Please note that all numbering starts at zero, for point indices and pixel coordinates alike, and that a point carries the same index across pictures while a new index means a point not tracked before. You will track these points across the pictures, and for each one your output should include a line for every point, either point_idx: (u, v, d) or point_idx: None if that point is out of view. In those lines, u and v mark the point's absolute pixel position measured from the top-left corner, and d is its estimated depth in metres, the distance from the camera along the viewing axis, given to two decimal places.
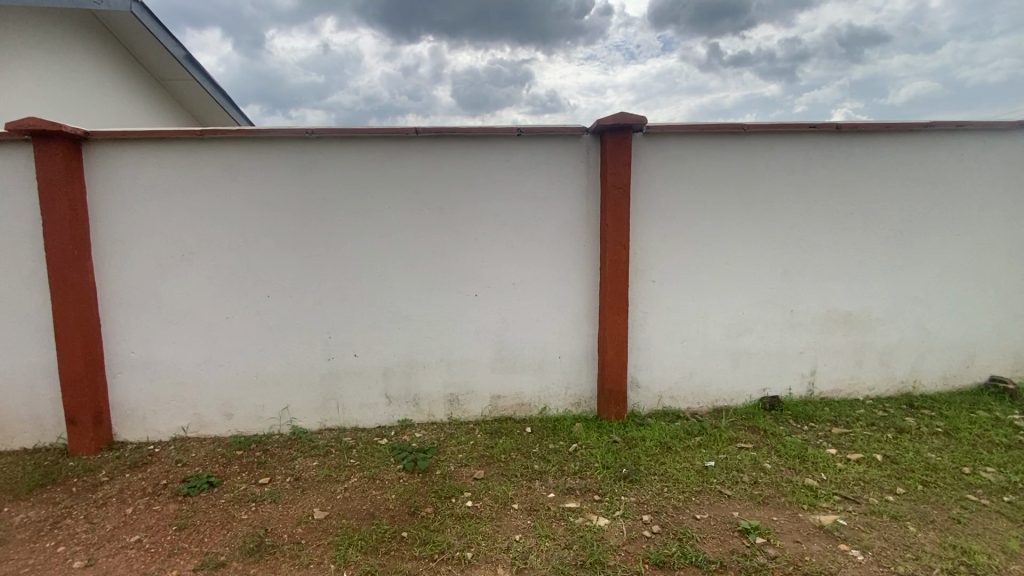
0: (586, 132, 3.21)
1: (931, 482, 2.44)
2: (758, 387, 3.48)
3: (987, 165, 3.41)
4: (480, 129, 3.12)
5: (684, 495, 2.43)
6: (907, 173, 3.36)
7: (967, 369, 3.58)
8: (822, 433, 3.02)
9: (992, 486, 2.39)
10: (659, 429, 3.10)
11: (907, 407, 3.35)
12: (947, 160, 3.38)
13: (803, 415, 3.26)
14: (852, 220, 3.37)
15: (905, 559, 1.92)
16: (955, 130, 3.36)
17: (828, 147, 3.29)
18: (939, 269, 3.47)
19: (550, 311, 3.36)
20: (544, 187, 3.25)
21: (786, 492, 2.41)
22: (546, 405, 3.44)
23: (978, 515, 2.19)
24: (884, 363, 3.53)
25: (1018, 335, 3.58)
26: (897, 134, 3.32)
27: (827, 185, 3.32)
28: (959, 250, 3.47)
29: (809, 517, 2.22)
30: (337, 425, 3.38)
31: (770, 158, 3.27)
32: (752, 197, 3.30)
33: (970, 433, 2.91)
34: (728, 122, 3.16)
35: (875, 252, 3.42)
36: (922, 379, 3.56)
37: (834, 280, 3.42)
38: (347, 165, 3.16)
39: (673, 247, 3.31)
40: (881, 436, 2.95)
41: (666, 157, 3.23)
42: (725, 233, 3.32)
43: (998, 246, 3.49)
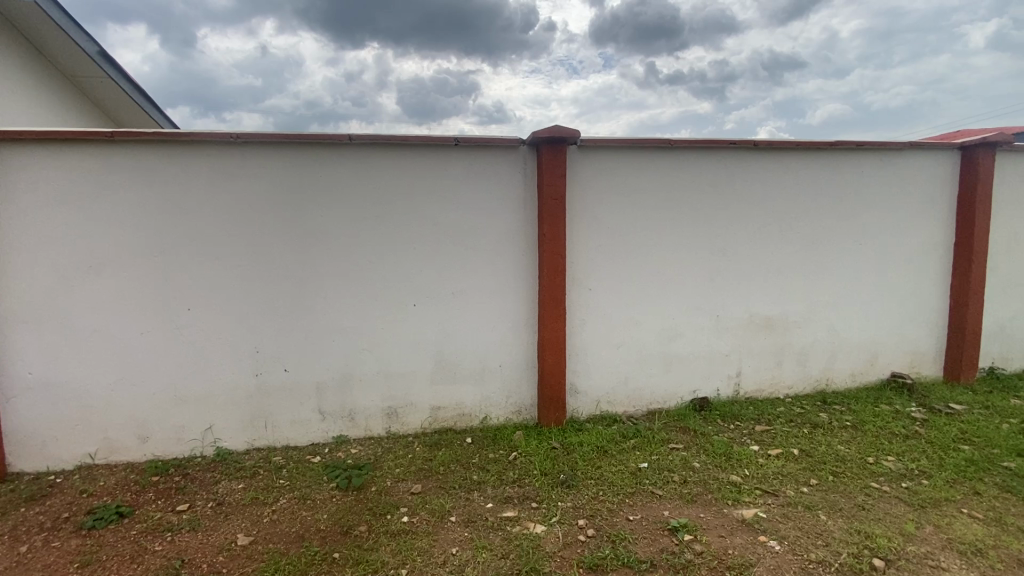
0: (524, 144, 3.26)
1: (840, 472, 2.64)
2: (689, 390, 3.64)
3: (884, 181, 3.75)
4: (416, 138, 3.10)
5: (619, 498, 2.49)
6: (816, 188, 3.65)
7: (872, 367, 3.91)
8: (747, 431, 3.20)
9: (891, 473, 2.61)
10: (596, 434, 3.17)
11: (821, 403, 3.61)
12: (850, 176, 3.70)
13: (729, 414, 3.44)
14: (770, 231, 3.62)
15: (816, 546, 2.06)
16: (856, 149, 3.68)
17: (747, 163, 3.52)
18: (846, 276, 3.78)
19: (490, 321, 3.36)
20: (482, 196, 3.27)
21: (712, 489, 2.53)
22: (487, 414, 3.43)
23: (879, 500, 2.38)
24: (801, 363, 3.79)
25: (914, 334, 3.95)
26: (807, 152, 3.60)
27: (747, 198, 3.55)
28: (862, 257, 3.79)
29: (733, 511, 2.33)
30: (266, 444, 3.21)
31: (696, 172, 3.45)
32: (681, 208, 3.46)
33: (875, 425, 3.18)
34: (656, 138, 3.30)
35: (791, 260, 3.68)
36: (834, 377, 3.85)
37: (755, 286, 3.65)
38: (277, 171, 3.04)
39: (607, 256, 3.41)
40: (798, 431, 3.17)
41: (600, 170, 3.33)
42: (657, 242, 3.46)
43: (895, 254, 3.84)
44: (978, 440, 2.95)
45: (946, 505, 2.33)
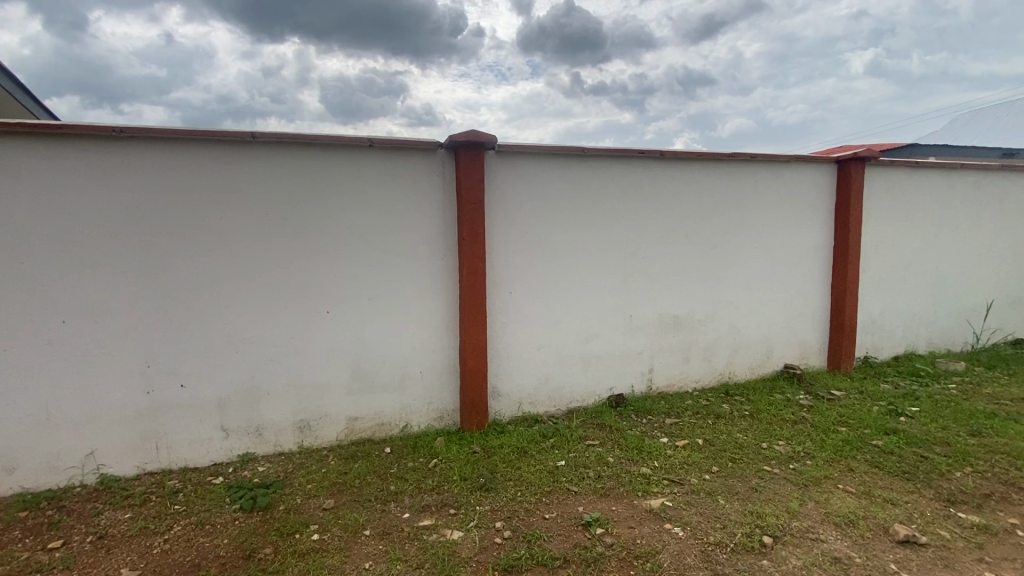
0: (441, 148, 3.23)
1: (737, 458, 2.85)
2: (606, 387, 3.78)
3: (775, 190, 4.12)
4: (327, 138, 2.98)
5: (536, 497, 2.53)
6: (717, 196, 3.93)
7: (768, 360, 4.28)
8: (658, 425, 3.37)
9: (781, 456, 2.86)
10: (517, 435, 3.21)
11: (724, 395, 3.89)
12: (746, 185, 4.02)
13: (642, 409, 3.61)
14: (677, 235, 3.85)
15: (715, 529, 2.21)
16: (751, 161, 4.01)
17: (656, 171, 3.73)
18: (744, 277, 4.11)
19: (410, 326, 3.30)
20: (399, 200, 3.20)
21: (624, 482, 2.64)
22: (408, 422, 3.35)
23: (770, 482, 2.60)
24: (707, 358, 4.06)
25: (803, 329, 4.36)
26: (709, 162, 3.87)
27: (655, 205, 3.75)
28: (758, 260, 4.14)
29: (642, 502, 2.45)
30: (161, 468, 2.94)
31: (608, 179, 3.60)
32: (595, 214, 3.60)
33: (769, 413, 3.47)
34: (571, 145, 3.41)
35: (696, 263, 3.94)
36: (736, 370, 4.17)
37: (665, 287, 3.87)
38: (170, 170, 2.80)
39: (526, 260, 3.46)
40: (703, 422, 3.39)
41: (517, 175, 3.38)
42: (573, 246, 3.57)
43: (785, 257, 4.23)
44: (853, 421, 3.31)
45: (826, 482, 2.59)
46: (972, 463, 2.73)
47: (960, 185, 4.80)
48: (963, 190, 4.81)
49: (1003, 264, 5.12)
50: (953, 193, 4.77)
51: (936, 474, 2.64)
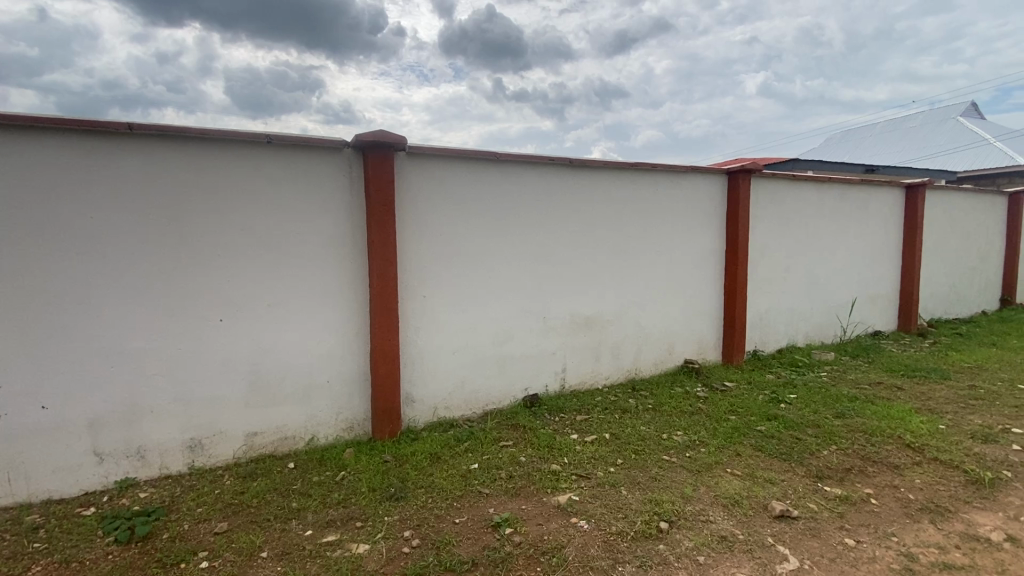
0: (347, 147, 3.12)
1: (640, 450, 3.02)
2: (521, 388, 3.85)
3: (674, 198, 4.42)
4: (219, 133, 2.77)
5: (446, 502, 2.51)
6: (623, 201, 4.15)
7: (670, 356, 4.57)
8: (569, 422, 3.49)
9: (679, 446, 3.07)
10: (431, 441, 3.17)
11: (631, 390, 4.10)
12: (649, 192, 4.28)
13: (555, 407, 3.71)
14: (587, 239, 4.01)
15: (617, 519, 2.32)
16: (653, 170, 4.27)
17: (566, 177, 3.86)
18: (649, 279, 4.37)
19: (316, 333, 3.15)
20: (301, 200, 3.04)
21: (534, 480, 2.70)
22: (314, 434, 3.19)
23: (668, 470, 2.78)
24: (615, 355, 4.26)
25: (700, 326, 4.72)
26: (615, 170, 4.07)
27: (566, 209, 3.88)
28: (660, 262, 4.42)
29: (551, 498, 2.52)
30: (15, 503, 2.55)
31: (520, 184, 3.67)
32: (508, 218, 3.65)
33: (670, 405, 3.71)
34: (483, 150, 3.43)
35: (604, 265, 4.12)
36: (642, 367, 4.41)
37: (576, 289, 4.01)
38: (24, 161, 2.45)
39: (439, 264, 3.43)
40: (611, 417, 3.56)
41: (428, 178, 3.34)
42: (487, 249, 3.59)
43: (684, 260, 4.55)
44: (741, 410, 3.62)
45: (717, 467, 2.82)
46: (837, 442, 3.09)
47: (829, 196, 5.43)
48: (831, 201, 5.46)
49: (863, 266, 5.86)
50: (824, 203, 5.39)
51: (807, 453, 2.96)
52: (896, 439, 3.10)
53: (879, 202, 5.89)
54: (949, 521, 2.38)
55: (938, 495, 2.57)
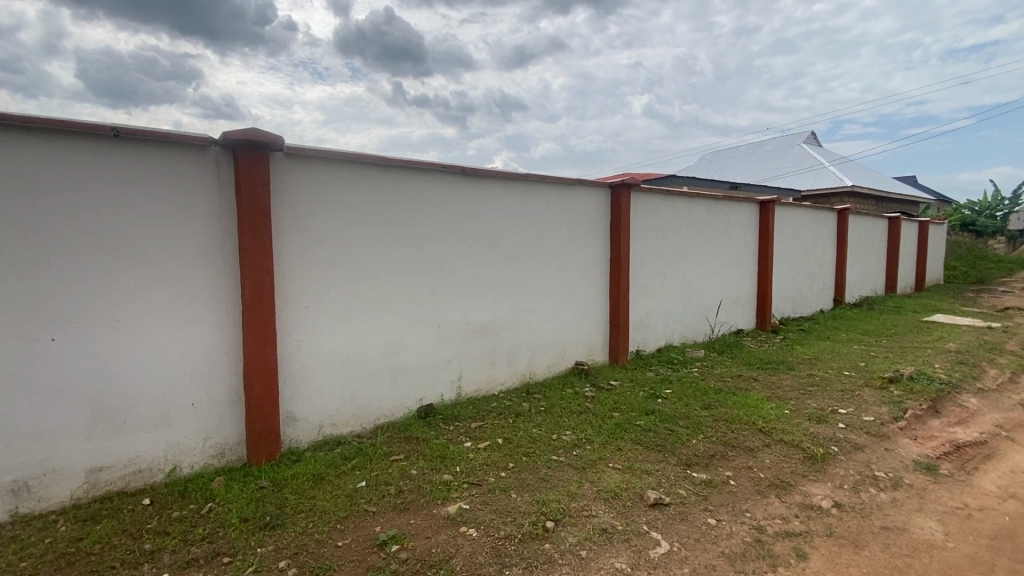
0: (215, 145, 2.85)
1: (531, 452, 3.09)
2: (415, 399, 3.76)
3: (563, 208, 4.63)
4: (51, 122, 2.40)
5: (329, 525, 2.37)
6: (515, 210, 4.25)
7: (562, 358, 4.76)
8: (463, 430, 3.48)
9: (567, 445, 3.20)
10: (314, 461, 2.98)
11: (525, 394, 4.20)
12: (540, 202, 4.44)
13: (450, 416, 3.69)
14: (480, 246, 4.05)
15: (505, 523, 2.35)
16: (543, 181, 4.44)
17: (458, 185, 3.87)
18: (541, 285, 4.52)
19: (179, 349, 2.82)
20: (159, 202, 2.72)
21: (424, 492, 2.65)
22: (176, 464, 2.84)
23: (556, 470, 2.88)
24: (510, 361, 4.34)
25: (589, 330, 4.97)
26: (506, 179, 4.17)
27: (459, 217, 3.89)
28: (552, 269, 4.59)
29: (441, 510, 2.48)
30: None
31: (412, 191, 3.61)
32: (399, 225, 3.57)
33: (561, 406, 3.86)
34: (370, 154, 3.33)
35: (498, 272, 4.19)
36: (536, 370, 4.54)
37: (471, 297, 4.03)
38: None
39: (323, 272, 3.25)
40: (504, 422, 3.61)
41: (311, 182, 3.16)
42: (377, 257, 3.48)
43: (573, 267, 4.78)
44: (624, 406, 3.87)
45: (600, 462, 2.97)
46: (704, 431, 3.41)
47: (698, 209, 6.03)
48: (700, 213, 6.06)
49: (727, 272, 6.58)
50: (694, 216, 5.98)
51: (679, 443, 3.24)
52: (751, 425, 3.50)
53: (739, 215, 6.67)
54: (790, 494, 2.73)
55: (783, 472, 2.94)
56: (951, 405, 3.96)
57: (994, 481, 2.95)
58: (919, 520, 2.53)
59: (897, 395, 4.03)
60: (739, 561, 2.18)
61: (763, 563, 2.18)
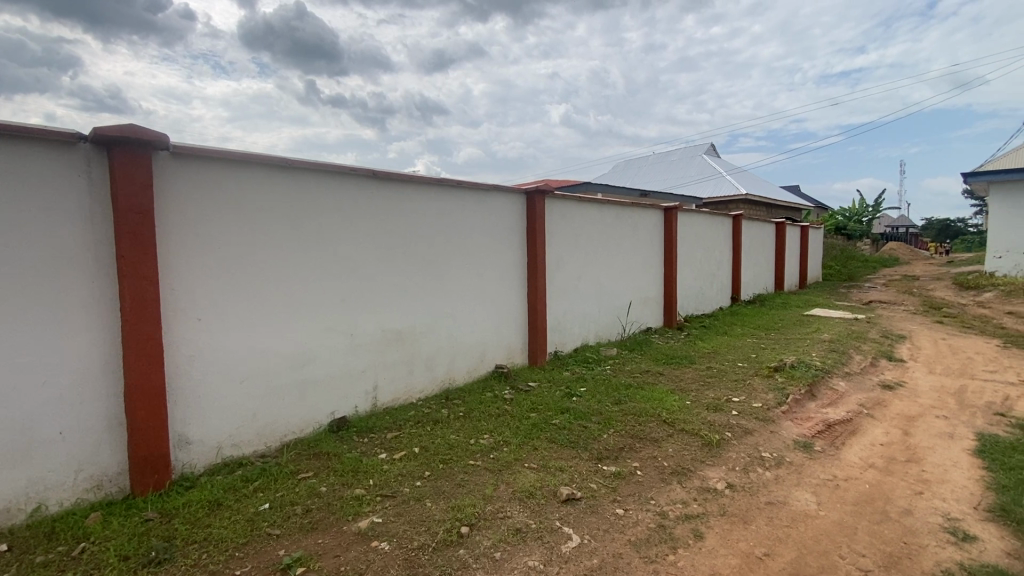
0: (86, 142, 2.54)
1: (448, 459, 3.07)
2: (327, 412, 3.60)
3: (479, 212, 4.65)
4: None
5: (225, 554, 2.20)
6: (429, 215, 4.22)
7: (482, 362, 4.78)
8: (378, 441, 3.39)
9: (484, 449, 3.21)
10: (211, 486, 2.75)
11: (444, 401, 4.17)
12: (455, 207, 4.43)
13: (364, 428, 3.57)
14: (393, 252, 3.96)
15: (418, 533, 2.31)
16: (458, 186, 4.44)
17: (369, 189, 3.77)
18: (458, 290, 4.50)
19: (43, 372, 2.48)
20: (14, 204, 2.38)
21: (334, 509, 2.54)
22: (41, 503, 2.49)
23: (473, 475, 2.88)
24: (429, 367, 4.28)
25: (508, 333, 5.03)
26: (420, 184, 4.12)
27: (370, 222, 3.79)
28: (469, 274, 4.60)
29: (351, 525, 2.40)
30: None
31: (319, 195, 3.47)
32: (305, 230, 3.41)
33: (479, 411, 3.87)
34: (270, 156, 3.16)
35: (413, 278, 4.12)
36: (455, 375, 4.52)
37: (385, 304, 3.93)
38: None
39: (218, 281, 3.03)
40: (421, 430, 3.56)
41: (204, 184, 2.93)
42: (281, 264, 3.30)
43: (491, 272, 4.81)
44: (541, 407, 3.96)
45: (516, 463, 3.02)
46: (614, 426, 3.58)
47: (609, 215, 6.33)
48: (610, 219, 6.36)
49: (637, 274, 6.96)
50: (605, 221, 6.26)
51: (592, 439, 3.37)
52: (657, 417, 3.73)
53: (647, 221, 7.08)
54: (690, 479, 2.94)
55: (684, 459, 3.16)
56: (825, 389, 4.48)
57: (857, 454, 3.36)
58: (797, 493, 2.83)
59: (781, 382, 4.48)
60: (644, 547, 2.31)
61: (664, 547, 2.32)
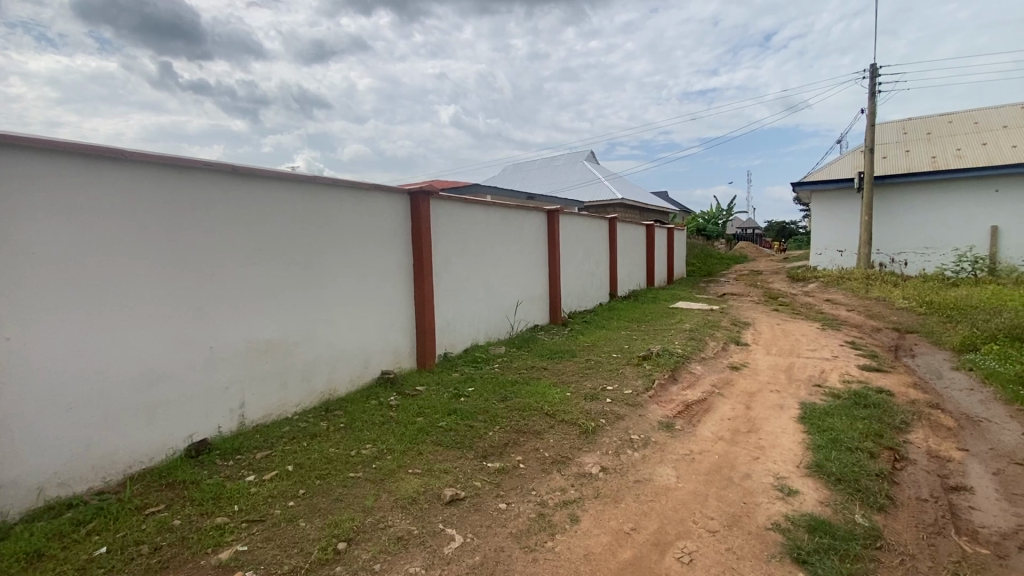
0: None
1: (326, 473, 2.91)
2: (183, 436, 3.21)
3: (359, 213, 4.46)
4: None
5: None
6: (303, 215, 3.95)
7: (365, 370, 4.59)
8: (246, 463, 3.11)
9: (366, 459, 3.09)
10: (28, 535, 2.31)
11: (323, 413, 3.94)
12: (332, 207, 4.20)
13: (230, 450, 3.25)
14: (261, 255, 3.64)
15: (290, 557, 2.16)
16: (333, 185, 4.21)
17: (230, 187, 3.43)
18: (337, 295, 4.28)
19: None
20: None
21: (190, 543, 2.27)
22: None
23: (352, 487, 2.76)
24: (305, 379, 4.02)
25: (393, 338, 4.89)
26: (291, 182, 3.84)
27: (232, 223, 3.45)
28: (349, 278, 4.39)
29: (210, 559, 2.17)
30: None
31: (167, 192, 3.08)
32: (150, 232, 3.00)
33: (361, 420, 3.72)
34: (101, 146, 2.73)
35: (285, 283, 3.83)
36: (336, 385, 4.29)
37: (252, 313, 3.60)
38: None
39: (33, 292, 2.54)
40: (296, 446, 3.33)
41: (12, 175, 2.45)
42: (120, 270, 2.87)
43: (373, 274, 4.64)
44: (427, 410, 3.91)
45: (399, 471, 2.95)
46: (499, 422, 3.66)
47: (495, 216, 6.45)
48: (496, 220, 6.48)
49: (523, 273, 7.17)
50: (491, 222, 6.37)
51: (477, 437, 3.40)
52: (540, 411, 3.88)
53: (531, 222, 7.33)
54: (569, 467, 3.10)
55: (563, 448, 3.33)
56: (685, 373, 5.00)
57: (710, 429, 3.81)
58: (660, 469, 3.13)
59: (649, 369, 4.91)
60: (524, 537, 2.39)
61: (543, 535, 2.42)
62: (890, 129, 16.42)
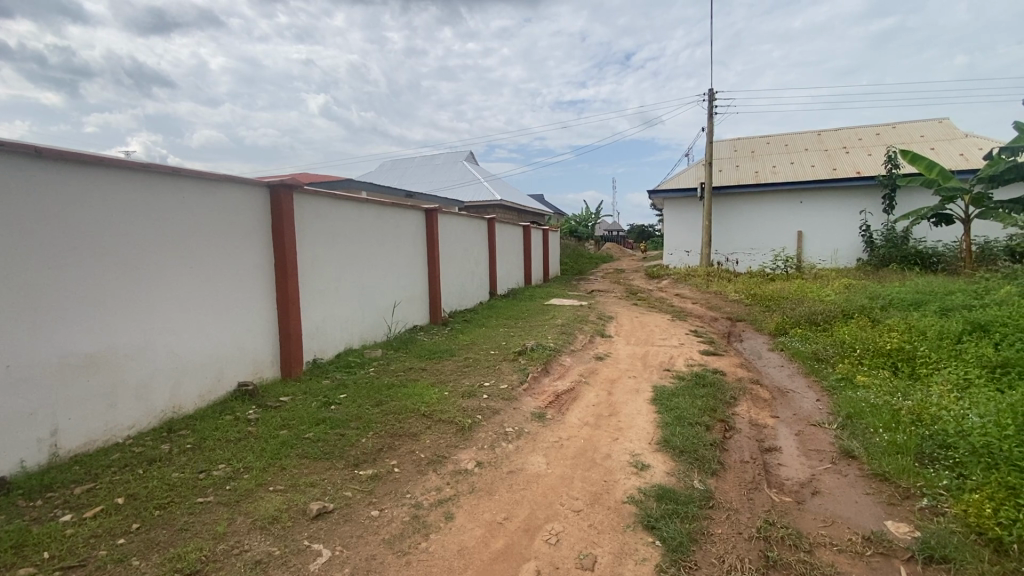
0: None
1: (168, 502, 2.57)
2: None
3: (206, 207, 3.98)
4: None
5: None
6: (135, 208, 3.42)
7: (218, 382, 4.13)
8: (60, 501, 2.62)
9: (218, 481, 2.78)
10: None
11: (166, 434, 3.47)
12: (172, 199, 3.69)
13: (39, 486, 2.72)
14: (77, 254, 3.08)
15: None
16: (172, 174, 3.71)
17: (33, 173, 2.86)
18: (181, 300, 3.79)
19: None
20: None
21: None
22: None
23: (200, 513, 2.47)
24: (141, 397, 3.50)
25: (252, 345, 4.46)
26: (116, 170, 3.31)
27: (35, 216, 2.87)
28: (195, 281, 3.90)
29: None
30: None
31: None
32: None
33: (213, 439, 3.34)
34: None
35: (112, 288, 3.29)
36: (182, 402, 3.80)
37: (68, 323, 3.04)
38: None
39: None
40: (129, 475, 2.89)
41: None
42: None
43: (225, 276, 4.18)
44: (293, 422, 3.64)
45: (259, 489, 2.71)
46: (374, 427, 3.54)
47: (368, 215, 6.21)
48: (369, 219, 6.23)
49: (400, 274, 6.99)
50: (364, 220, 6.12)
51: (348, 445, 3.26)
52: (416, 412, 3.84)
53: (407, 221, 7.17)
54: (444, 466, 3.11)
55: (440, 447, 3.34)
56: (556, 366, 5.31)
57: (577, 416, 4.09)
58: (532, 458, 3.29)
59: (523, 364, 5.12)
60: (397, 542, 2.36)
61: (417, 536, 2.41)
62: (723, 147, 19.06)
